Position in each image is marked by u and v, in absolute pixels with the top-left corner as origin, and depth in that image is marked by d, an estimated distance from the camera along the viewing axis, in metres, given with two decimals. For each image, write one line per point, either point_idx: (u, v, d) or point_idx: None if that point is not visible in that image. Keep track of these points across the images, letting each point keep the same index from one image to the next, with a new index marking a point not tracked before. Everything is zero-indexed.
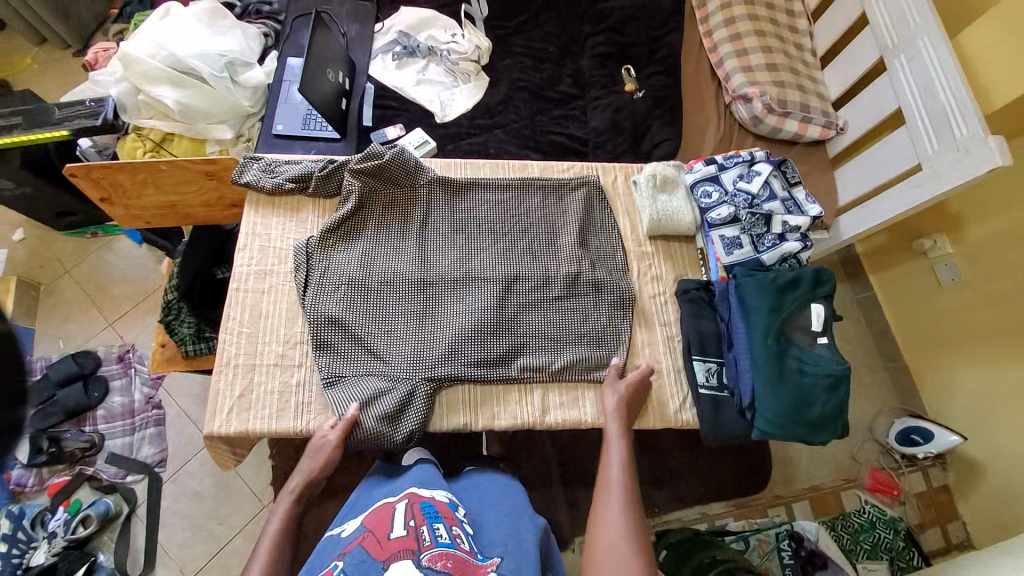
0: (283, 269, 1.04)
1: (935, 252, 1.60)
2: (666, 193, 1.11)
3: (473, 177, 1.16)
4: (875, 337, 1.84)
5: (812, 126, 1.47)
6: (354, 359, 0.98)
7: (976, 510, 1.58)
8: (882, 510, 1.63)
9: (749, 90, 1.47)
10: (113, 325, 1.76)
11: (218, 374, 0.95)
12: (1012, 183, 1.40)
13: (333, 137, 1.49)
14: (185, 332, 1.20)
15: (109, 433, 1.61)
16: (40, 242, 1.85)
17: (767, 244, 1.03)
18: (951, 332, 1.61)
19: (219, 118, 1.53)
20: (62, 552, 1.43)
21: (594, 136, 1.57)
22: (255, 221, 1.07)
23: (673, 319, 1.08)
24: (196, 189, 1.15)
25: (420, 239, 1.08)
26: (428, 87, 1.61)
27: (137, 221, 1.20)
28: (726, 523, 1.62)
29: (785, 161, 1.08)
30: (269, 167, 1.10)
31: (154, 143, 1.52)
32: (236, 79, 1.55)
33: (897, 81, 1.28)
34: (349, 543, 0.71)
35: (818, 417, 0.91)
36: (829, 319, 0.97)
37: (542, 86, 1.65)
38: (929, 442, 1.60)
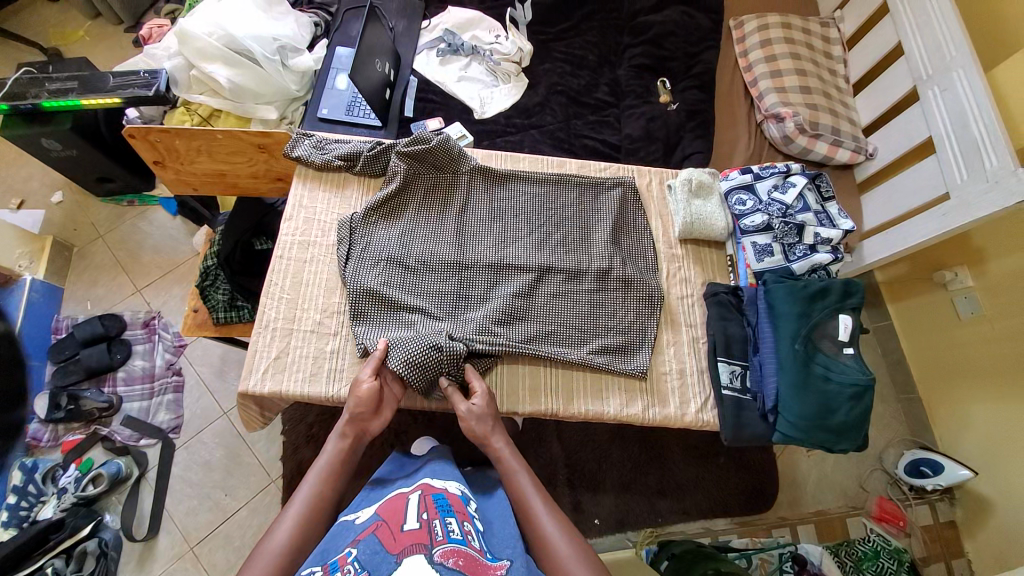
0: (326, 241, 1.08)
1: (955, 284, 1.61)
2: (701, 198, 1.15)
3: (514, 169, 1.19)
4: (889, 366, 1.85)
5: (842, 149, 1.50)
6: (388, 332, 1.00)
7: (984, 550, 1.55)
8: (887, 539, 1.58)
9: (782, 110, 1.51)
10: (141, 291, 1.81)
11: (257, 336, 0.98)
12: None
13: (374, 124, 1.54)
14: (218, 299, 1.23)
15: (127, 396, 1.64)
16: (77, 206, 1.90)
17: (798, 254, 1.06)
18: (966, 365, 1.61)
19: (266, 99, 1.59)
20: (71, 508, 1.45)
21: (627, 143, 1.62)
22: (302, 193, 1.11)
23: (699, 321, 1.10)
24: (246, 160, 1.19)
25: (458, 222, 1.11)
26: (469, 84, 1.67)
27: (185, 186, 1.25)
28: (729, 539, 1.58)
29: (819, 175, 1.12)
30: (320, 143, 1.15)
31: (202, 118, 1.57)
32: (286, 63, 1.61)
33: (929, 110, 1.32)
34: (362, 531, 0.69)
35: (840, 425, 0.92)
36: (856, 331, 0.98)
37: (579, 92, 1.70)
38: (938, 475, 1.58)
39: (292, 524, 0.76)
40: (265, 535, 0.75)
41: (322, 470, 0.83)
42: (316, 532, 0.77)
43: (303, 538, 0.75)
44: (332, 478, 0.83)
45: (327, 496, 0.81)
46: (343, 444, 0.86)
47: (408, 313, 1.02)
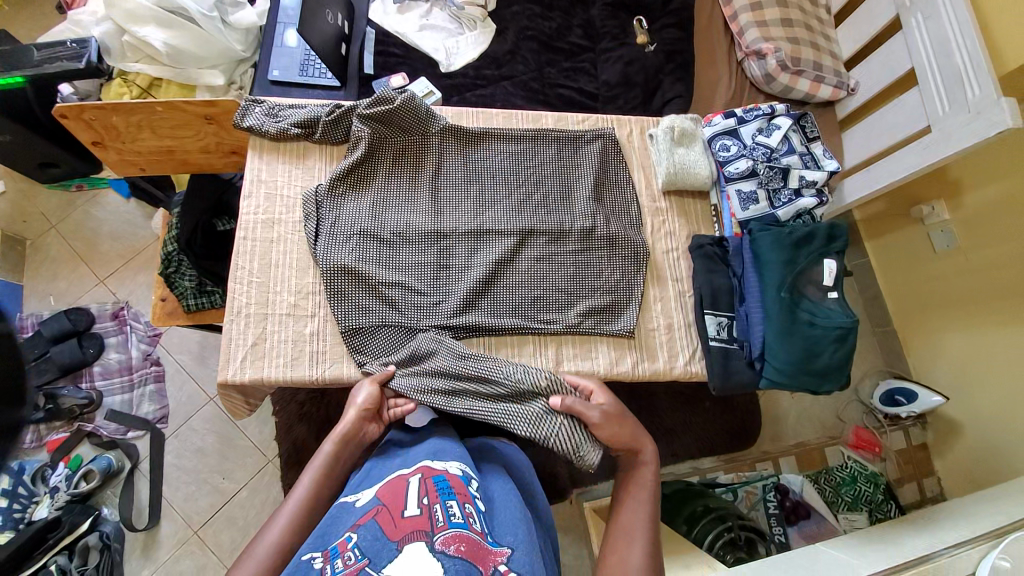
0: (291, 218, 1.01)
1: (933, 219, 1.63)
2: (684, 147, 1.10)
3: (487, 126, 1.12)
4: (867, 302, 1.90)
5: (824, 85, 1.45)
6: (368, 309, 0.96)
7: (952, 467, 1.67)
8: (864, 465, 1.68)
9: (764, 45, 1.44)
10: (106, 281, 1.72)
11: (230, 323, 0.93)
12: (1011, 148, 1.39)
13: (333, 84, 1.42)
14: (186, 285, 1.18)
15: (107, 390, 1.59)
16: (20, 195, 1.76)
17: (783, 200, 1.04)
18: (941, 297, 1.65)
19: (210, 62, 1.45)
20: (66, 506, 1.45)
21: (604, 91, 1.54)
22: (259, 167, 1.03)
23: (685, 274, 1.08)
24: (193, 133, 1.09)
25: (432, 188, 1.05)
26: (432, 34, 1.54)
27: (130, 165, 1.15)
28: (716, 476, 1.67)
29: (805, 114, 1.07)
30: (272, 111, 1.05)
31: (142, 89, 1.44)
32: (227, 20, 1.45)
33: (912, 38, 1.27)
34: (363, 515, 0.68)
35: (824, 367, 0.93)
36: (840, 275, 0.98)
37: (552, 36, 1.59)
38: (912, 402, 1.66)
39: (286, 524, 0.72)
40: (259, 534, 0.72)
41: (318, 468, 0.79)
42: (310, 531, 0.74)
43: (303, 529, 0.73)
44: (328, 475, 0.79)
45: (321, 493, 0.77)
46: (339, 444, 0.82)
47: (390, 288, 0.97)
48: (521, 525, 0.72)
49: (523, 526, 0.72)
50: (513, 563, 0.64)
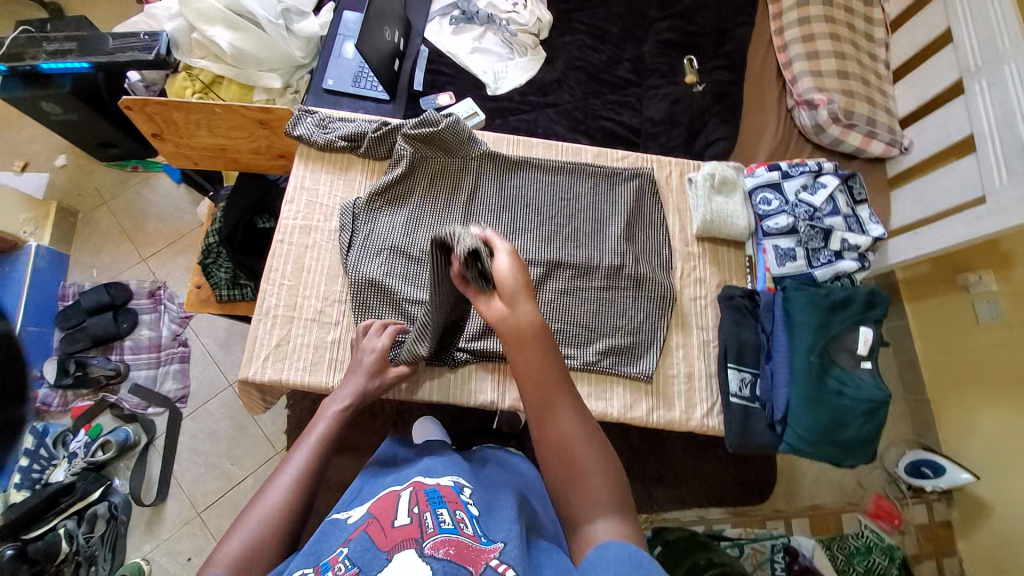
0: (327, 226, 1.04)
1: (978, 288, 1.55)
2: (723, 195, 1.08)
3: (526, 156, 1.13)
4: (900, 366, 1.82)
5: (875, 142, 1.43)
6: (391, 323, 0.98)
7: (976, 551, 1.58)
8: (881, 536, 1.61)
9: (816, 96, 1.43)
10: (147, 261, 1.80)
11: (257, 322, 0.96)
12: None
13: (382, 97, 1.46)
14: (221, 277, 1.22)
15: (134, 364, 1.66)
16: (80, 170, 1.86)
17: (821, 260, 1.00)
18: (981, 371, 1.57)
19: (271, 65, 1.52)
20: (81, 472, 1.50)
21: (647, 127, 1.53)
22: (304, 175, 1.07)
23: (711, 324, 1.06)
24: (247, 135, 1.14)
25: (465, 210, 1.07)
26: (482, 57, 1.58)
27: (185, 159, 1.22)
28: (724, 529, 1.61)
29: (853, 175, 1.04)
30: (323, 122, 1.09)
31: (204, 85, 1.50)
32: (291, 28, 1.53)
33: (973, 104, 1.23)
34: (355, 530, 0.67)
35: (849, 441, 0.90)
36: (876, 345, 0.94)
37: (600, 68, 1.61)
38: (938, 476, 1.58)
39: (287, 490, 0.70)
40: (258, 496, 0.70)
41: (322, 434, 0.77)
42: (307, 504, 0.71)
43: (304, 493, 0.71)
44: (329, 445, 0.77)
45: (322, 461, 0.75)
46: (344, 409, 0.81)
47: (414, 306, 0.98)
48: (517, 522, 0.71)
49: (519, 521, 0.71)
50: (506, 557, 0.64)
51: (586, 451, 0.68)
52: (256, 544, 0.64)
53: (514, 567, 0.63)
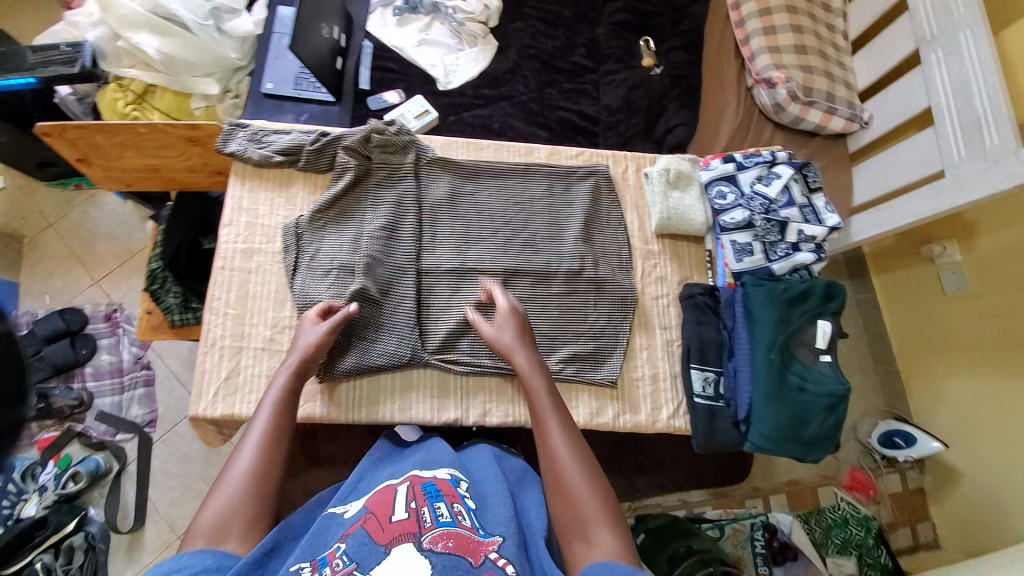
0: (271, 248, 0.99)
1: (942, 259, 1.56)
2: (679, 190, 1.06)
3: (477, 160, 1.10)
4: (870, 339, 1.84)
5: (836, 117, 1.40)
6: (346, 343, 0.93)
7: (949, 515, 1.62)
8: (856, 508, 1.63)
9: (775, 74, 1.39)
10: (100, 283, 1.72)
11: (203, 355, 0.91)
12: None
13: (327, 99, 1.39)
14: (172, 301, 1.14)
15: (98, 390, 1.60)
16: (20, 192, 1.76)
17: (779, 253, 0.99)
18: (948, 339, 1.59)
19: (206, 70, 1.42)
20: (52, 506, 1.44)
21: (605, 116, 1.50)
22: (241, 195, 1.01)
23: (673, 323, 1.05)
24: (179, 154, 1.08)
25: (417, 222, 1.02)
26: (430, 49, 1.51)
27: (116, 181, 1.15)
28: (704, 510, 1.63)
29: (807, 164, 1.03)
30: (256, 136, 1.02)
31: (136, 95, 1.40)
32: (222, 28, 1.43)
33: (930, 75, 1.21)
34: (353, 524, 0.68)
35: (811, 437, 0.90)
36: (834, 337, 0.94)
37: (554, 56, 1.56)
38: (911, 446, 1.60)
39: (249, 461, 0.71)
40: (224, 474, 0.70)
41: (274, 403, 0.77)
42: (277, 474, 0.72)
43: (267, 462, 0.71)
44: (284, 414, 0.77)
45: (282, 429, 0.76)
46: (291, 378, 0.81)
47: (369, 330, 0.94)
48: (512, 519, 0.73)
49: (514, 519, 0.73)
50: (504, 551, 0.67)
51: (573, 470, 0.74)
52: (229, 517, 0.65)
53: (512, 561, 0.65)
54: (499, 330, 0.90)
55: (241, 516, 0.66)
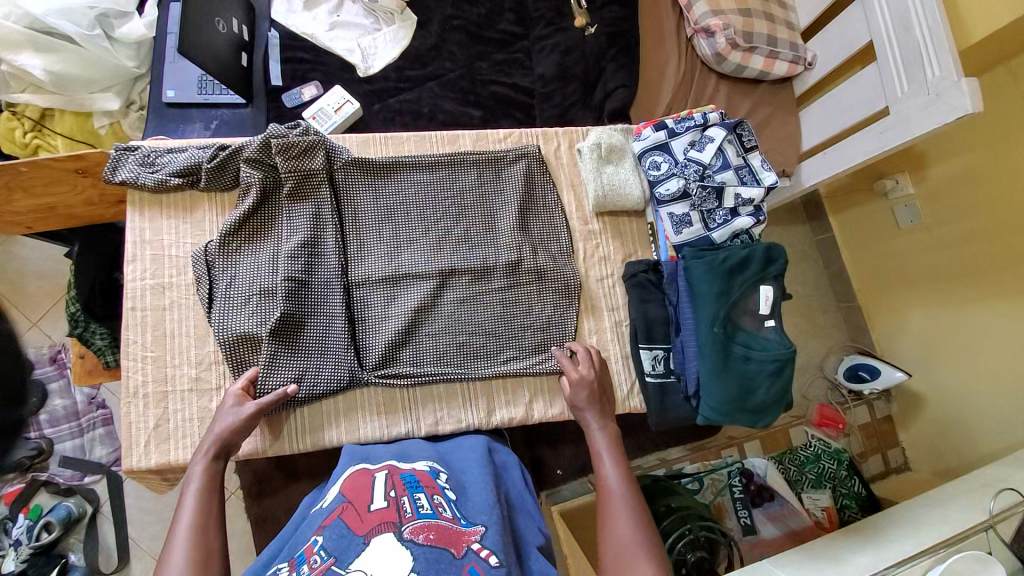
0: (182, 281, 0.95)
1: (896, 193, 1.53)
2: (613, 163, 1.06)
3: (399, 155, 1.04)
4: (829, 278, 1.83)
5: (779, 62, 1.34)
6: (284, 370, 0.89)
7: (916, 439, 1.64)
8: (827, 443, 1.62)
9: (712, 22, 1.31)
10: (39, 324, 1.51)
11: (128, 407, 0.89)
12: (986, 123, 1.27)
13: (237, 101, 1.28)
14: (101, 343, 1.09)
15: (56, 437, 1.42)
16: None
17: (718, 220, 1.01)
18: (904, 274, 1.57)
19: (103, 84, 1.24)
20: (31, 559, 1.32)
21: (540, 87, 1.42)
22: (142, 225, 0.96)
23: (620, 303, 1.05)
24: (70, 188, 1.00)
25: (340, 234, 0.96)
26: (345, 32, 1.40)
27: (14, 226, 1.04)
28: (682, 467, 1.58)
29: (741, 122, 1.02)
30: (146, 158, 0.96)
31: (34, 122, 1.24)
32: (112, 36, 1.24)
33: (870, 7, 1.13)
34: (330, 515, 0.70)
35: (759, 404, 0.92)
36: (777, 300, 0.96)
37: (480, 25, 1.46)
38: (874, 378, 1.59)
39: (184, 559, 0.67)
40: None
41: (196, 496, 0.75)
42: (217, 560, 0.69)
43: (204, 553, 0.69)
44: (211, 502, 0.75)
45: (210, 514, 0.73)
46: (210, 464, 0.78)
47: (307, 363, 0.90)
48: (495, 508, 0.75)
49: (497, 507, 0.75)
50: (485, 541, 0.67)
51: (630, 535, 0.74)
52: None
53: (494, 551, 0.66)
54: (574, 393, 0.92)
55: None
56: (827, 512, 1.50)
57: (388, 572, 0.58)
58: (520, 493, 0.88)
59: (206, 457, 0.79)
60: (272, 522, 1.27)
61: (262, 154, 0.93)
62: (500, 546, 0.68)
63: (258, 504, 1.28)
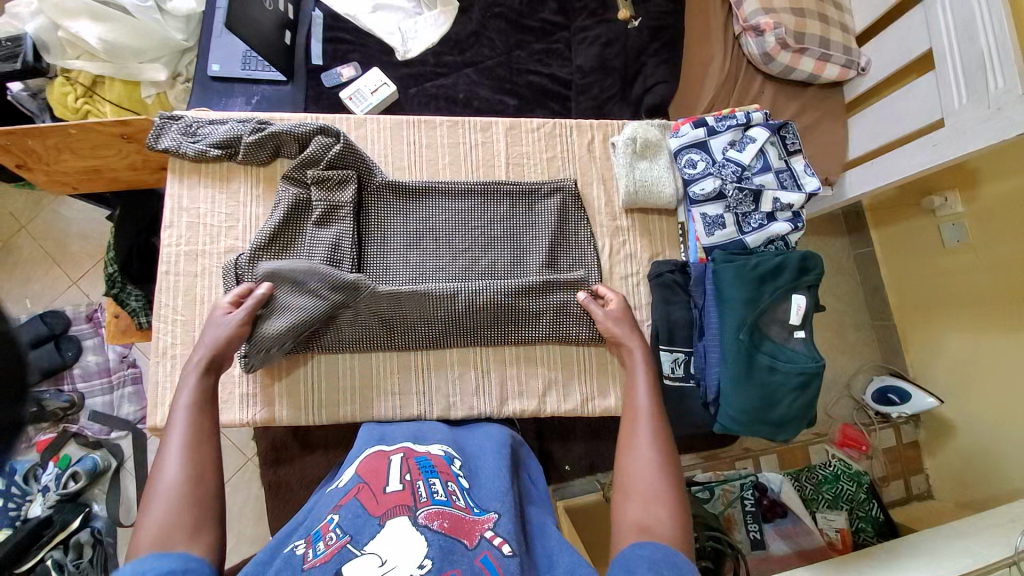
0: (216, 250, 0.98)
1: (944, 211, 1.45)
2: (647, 159, 1.04)
3: (433, 179, 1.04)
4: (867, 295, 1.75)
5: (830, 65, 1.28)
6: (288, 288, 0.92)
7: (943, 468, 1.56)
8: (848, 463, 1.55)
9: (763, 20, 1.26)
10: (79, 283, 1.58)
11: (156, 365, 0.93)
12: None
13: (278, 79, 1.30)
14: (135, 304, 1.14)
15: (88, 391, 1.49)
16: None
17: (753, 224, 0.99)
18: (947, 298, 1.48)
19: (151, 55, 1.27)
20: (57, 505, 1.38)
21: (577, 78, 1.40)
22: (181, 193, 0.99)
23: (643, 303, 1.03)
24: (116, 153, 1.04)
25: (357, 264, 0.97)
26: (386, 15, 1.40)
27: (61, 185, 1.11)
28: (693, 474, 1.54)
29: (785, 125, 1.01)
30: (189, 128, 0.98)
31: (86, 89, 1.27)
32: (163, 8, 1.28)
33: (932, 14, 1.07)
34: (345, 495, 0.71)
35: (781, 418, 0.90)
36: (810, 312, 0.93)
37: (522, 13, 1.44)
38: (904, 403, 1.52)
39: (180, 457, 0.71)
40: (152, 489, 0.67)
41: (184, 414, 0.76)
42: (207, 459, 0.72)
43: (197, 468, 0.70)
44: (202, 415, 0.77)
45: (202, 428, 0.75)
46: (201, 374, 0.80)
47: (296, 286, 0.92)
48: (508, 495, 0.75)
49: (510, 496, 0.75)
50: (499, 529, 0.67)
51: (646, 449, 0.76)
52: (172, 520, 0.64)
53: (506, 540, 0.66)
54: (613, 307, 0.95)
55: (188, 511, 0.65)
56: (842, 534, 1.44)
57: (401, 560, 0.59)
58: (530, 481, 0.89)
59: (199, 368, 0.81)
60: (286, 490, 1.26)
61: (300, 183, 0.98)
62: (512, 534, 0.68)
63: (273, 471, 1.28)
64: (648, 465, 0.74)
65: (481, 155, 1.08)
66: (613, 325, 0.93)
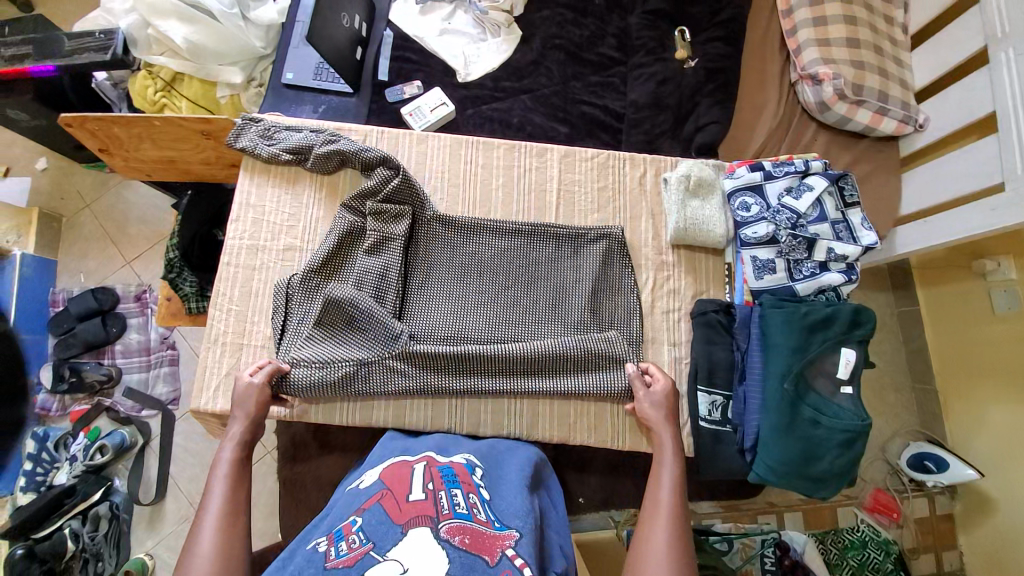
0: (275, 245, 1.02)
1: (996, 276, 1.39)
2: (699, 198, 1.05)
3: (482, 215, 1.07)
4: (908, 354, 1.68)
5: (887, 119, 1.27)
6: (338, 336, 0.96)
7: (977, 545, 1.47)
8: (877, 530, 1.47)
9: (821, 70, 1.27)
10: (131, 264, 1.65)
11: (207, 350, 0.96)
12: None
13: (345, 90, 1.37)
14: (188, 289, 1.19)
15: (126, 367, 1.54)
16: (62, 172, 1.69)
17: (805, 272, 0.99)
18: (995, 368, 1.42)
19: (232, 59, 1.36)
20: (81, 476, 1.42)
21: (630, 112, 1.43)
22: (250, 189, 1.05)
23: (683, 339, 1.03)
24: (193, 147, 1.10)
25: (399, 292, 0.99)
26: (452, 39, 1.47)
27: (137, 172, 1.18)
28: (712, 523, 1.48)
29: (844, 176, 1.01)
30: (267, 132, 1.05)
31: (166, 83, 1.34)
32: (247, 16, 1.36)
33: (997, 79, 1.06)
34: (369, 499, 0.71)
35: (821, 473, 0.89)
36: (859, 367, 0.92)
37: (581, 46, 1.49)
38: (942, 471, 1.44)
39: (214, 531, 0.70)
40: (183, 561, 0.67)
41: (223, 483, 0.76)
42: (241, 539, 0.71)
43: (228, 536, 0.70)
44: (238, 484, 0.77)
45: (236, 499, 0.75)
46: (238, 449, 0.82)
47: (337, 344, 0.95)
48: (530, 513, 0.74)
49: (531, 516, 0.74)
50: (519, 548, 0.66)
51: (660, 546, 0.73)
52: None
53: (527, 561, 0.64)
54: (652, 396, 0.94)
55: None
56: None
57: (424, 569, 0.58)
58: (550, 505, 0.88)
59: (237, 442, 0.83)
60: (301, 487, 1.27)
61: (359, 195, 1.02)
62: (532, 556, 0.66)
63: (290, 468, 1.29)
64: (661, 562, 0.71)
65: (532, 179, 1.11)
66: (648, 409, 0.92)
